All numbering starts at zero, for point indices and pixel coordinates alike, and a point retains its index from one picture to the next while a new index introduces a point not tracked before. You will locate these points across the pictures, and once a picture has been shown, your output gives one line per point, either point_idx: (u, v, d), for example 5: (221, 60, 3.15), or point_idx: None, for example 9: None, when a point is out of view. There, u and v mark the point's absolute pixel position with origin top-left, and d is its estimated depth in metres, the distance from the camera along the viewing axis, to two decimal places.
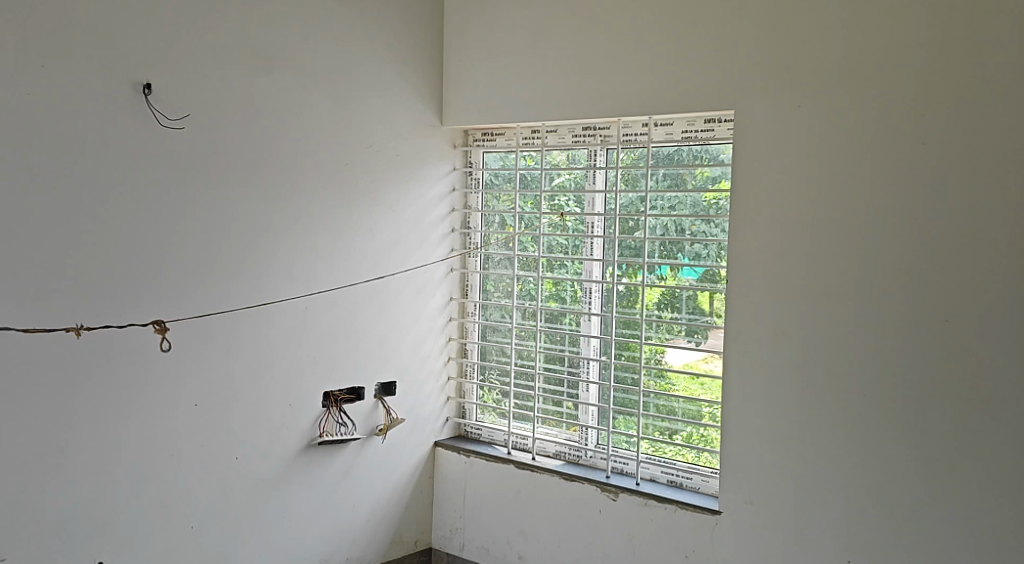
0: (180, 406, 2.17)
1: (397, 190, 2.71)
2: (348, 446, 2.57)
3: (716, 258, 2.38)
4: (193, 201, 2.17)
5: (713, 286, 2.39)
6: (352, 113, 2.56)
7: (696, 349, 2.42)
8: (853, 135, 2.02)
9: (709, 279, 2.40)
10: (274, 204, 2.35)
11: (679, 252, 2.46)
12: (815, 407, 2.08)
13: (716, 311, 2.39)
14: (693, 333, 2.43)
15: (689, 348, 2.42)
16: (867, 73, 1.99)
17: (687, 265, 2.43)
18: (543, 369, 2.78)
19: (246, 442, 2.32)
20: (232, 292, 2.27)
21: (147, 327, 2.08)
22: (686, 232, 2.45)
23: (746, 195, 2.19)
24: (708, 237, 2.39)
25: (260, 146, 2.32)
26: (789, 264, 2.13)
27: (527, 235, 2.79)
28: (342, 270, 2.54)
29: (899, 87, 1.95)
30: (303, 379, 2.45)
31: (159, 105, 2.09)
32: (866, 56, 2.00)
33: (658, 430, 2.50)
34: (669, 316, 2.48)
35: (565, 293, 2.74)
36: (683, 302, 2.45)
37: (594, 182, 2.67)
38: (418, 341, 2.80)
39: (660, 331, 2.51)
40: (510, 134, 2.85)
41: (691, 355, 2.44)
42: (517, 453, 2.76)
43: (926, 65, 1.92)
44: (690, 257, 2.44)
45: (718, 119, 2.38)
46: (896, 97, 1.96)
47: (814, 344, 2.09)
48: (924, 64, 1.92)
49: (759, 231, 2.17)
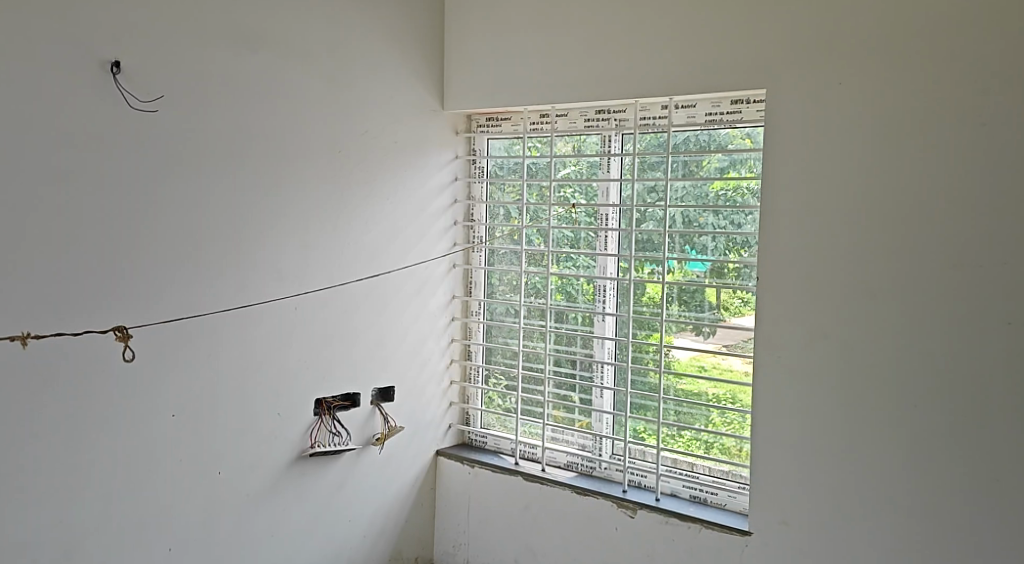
0: (157, 417, 1.98)
1: (396, 180, 2.51)
2: (343, 458, 2.38)
3: (723, 251, 2.20)
4: (169, 192, 1.98)
5: (722, 281, 2.20)
6: (345, 96, 2.36)
7: (704, 342, 2.24)
8: (900, 116, 1.81)
9: (716, 274, 2.22)
10: (259, 197, 2.16)
11: (688, 244, 2.26)
12: (856, 418, 1.89)
13: (723, 304, 2.20)
14: (699, 327, 2.24)
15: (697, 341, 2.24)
16: (917, 46, 1.78)
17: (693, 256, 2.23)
18: (553, 372, 2.57)
19: (231, 455, 2.13)
20: (215, 292, 2.07)
21: (109, 334, 1.88)
22: (694, 224, 2.25)
23: (780, 184, 1.99)
24: (718, 229, 2.20)
25: (244, 132, 2.12)
26: (827, 260, 1.92)
27: (534, 228, 2.58)
28: (336, 267, 2.34)
29: (955, 63, 1.74)
30: (293, 386, 2.26)
31: (129, 85, 1.90)
32: (914, 26, 1.78)
33: (679, 439, 2.29)
34: (677, 311, 2.29)
35: (574, 288, 2.52)
36: (690, 297, 2.26)
37: (609, 170, 2.46)
38: (418, 343, 2.61)
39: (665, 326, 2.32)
40: (517, 119, 2.65)
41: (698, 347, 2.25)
42: (525, 463, 2.56)
43: (986, 36, 1.70)
44: (699, 250, 2.24)
45: (746, 100, 2.16)
46: (951, 75, 1.74)
47: (855, 348, 1.89)
48: (984, 36, 1.70)
49: (793, 223, 1.97)
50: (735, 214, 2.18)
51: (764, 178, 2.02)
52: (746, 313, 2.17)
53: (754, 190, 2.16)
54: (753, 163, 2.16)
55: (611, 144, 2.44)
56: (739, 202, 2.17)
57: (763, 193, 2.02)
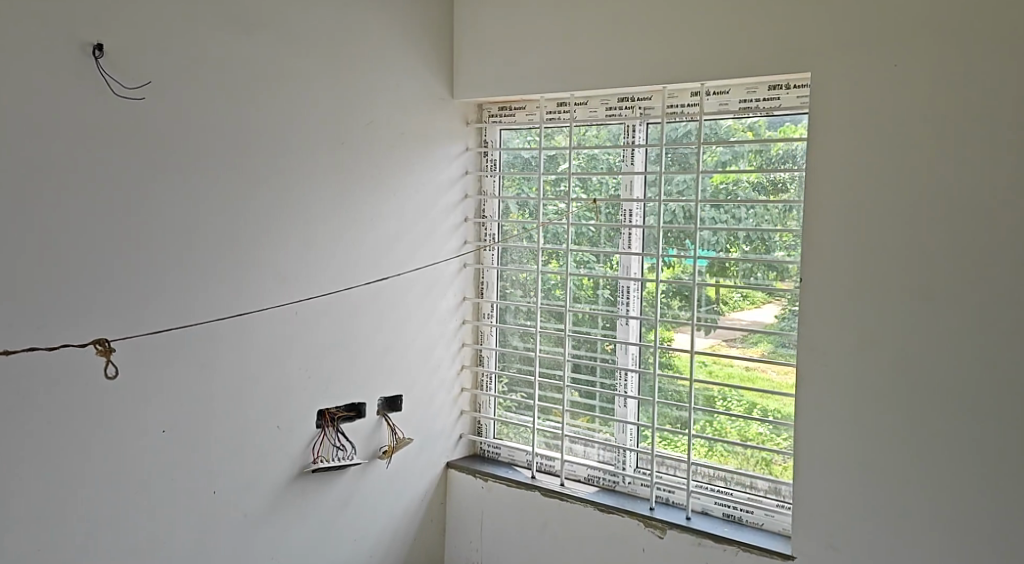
0: (146, 434, 1.81)
1: (403, 175, 2.34)
2: (347, 473, 2.22)
3: (723, 247, 2.12)
4: (157, 188, 1.81)
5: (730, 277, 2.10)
6: (347, 84, 2.19)
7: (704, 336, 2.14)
8: (922, 111, 1.69)
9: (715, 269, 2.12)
10: (255, 193, 1.99)
11: (687, 240, 2.18)
12: (911, 433, 1.73)
13: (722, 299, 2.11)
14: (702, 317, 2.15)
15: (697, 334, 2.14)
16: (958, 28, 1.64)
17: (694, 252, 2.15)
18: (572, 380, 2.41)
19: (227, 474, 1.96)
20: (209, 298, 1.91)
21: (88, 348, 1.71)
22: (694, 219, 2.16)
23: (826, 177, 1.82)
24: (719, 223, 2.11)
25: (237, 122, 1.95)
26: (877, 260, 1.76)
27: (553, 226, 2.42)
28: (339, 269, 2.18)
29: (988, 52, 1.61)
30: (294, 397, 2.09)
31: (111, 71, 1.72)
32: (940, 3, 1.66)
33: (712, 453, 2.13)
34: (681, 310, 2.19)
35: (596, 290, 2.36)
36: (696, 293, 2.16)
37: (633, 163, 2.29)
38: (427, 348, 2.44)
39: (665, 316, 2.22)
40: (532, 108, 2.49)
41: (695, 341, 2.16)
42: (542, 477, 2.40)
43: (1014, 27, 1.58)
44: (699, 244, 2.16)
45: (786, 85, 1.99)
46: (984, 64, 1.61)
47: (910, 357, 1.72)
48: (1014, 26, 1.58)
49: (841, 221, 1.80)
50: (734, 208, 2.09)
51: (807, 172, 1.85)
52: (745, 308, 2.07)
53: (755, 182, 2.05)
54: (756, 154, 2.06)
55: (635, 134, 2.27)
56: (738, 196, 2.08)
57: (806, 189, 1.85)
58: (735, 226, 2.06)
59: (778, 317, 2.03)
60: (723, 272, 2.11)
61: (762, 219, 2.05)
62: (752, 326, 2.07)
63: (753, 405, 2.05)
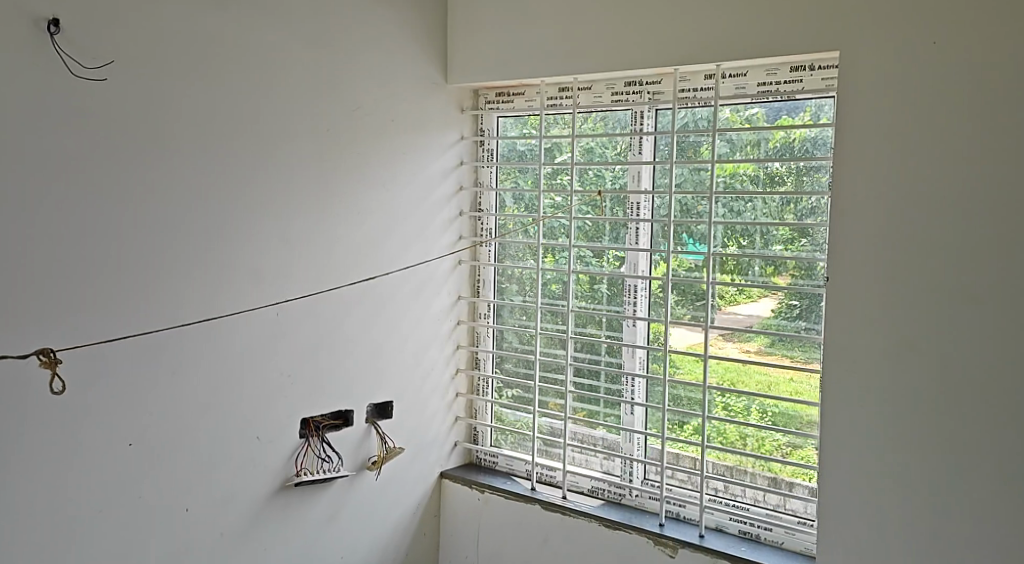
0: (110, 447, 1.65)
1: (393, 166, 2.18)
2: (334, 486, 2.06)
3: (723, 240, 1.99)
4: (121, 177, 1.64)
5: (745, 278, 1.96)
6: (330, 67, 2.03)
7: (698, 328, 2.01)
8: (963, 92, 1.52)
9: (722, 270, 1.99)
10: (230, 184, 1.83)
11: (687, 234, 2.04)
12: (948, 447, 1.57)
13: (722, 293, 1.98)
14: (699, 310, 2.03)
15: (692, 326, 2.02)
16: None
17: (691, 244, 2.02)
18: (574, 384, 2.26)
19: (201, 490, 1.81)
20: (179, 298, 1.75)
21: (31, 359, 1.53)
22: (693, 212, 2.04)
23: (856, 165, 1.66)
24: (732, 219, 1.96)
25: (210, 106, 1.79)
26: (912, 257, 1.60)
27: (555, 220, 2.27)
28: (323, 267, 2.02)
29: None
30: (274, 406, 1.94)
31: (69, 48, 1.56)
32: None
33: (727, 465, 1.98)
34: (687, 313, 2.05)
35: (601, 289, 2.20)
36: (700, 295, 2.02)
37: (641, 152, 2.13)
38: (419, 351, 2.29)
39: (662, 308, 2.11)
40: (531, 94, 2.33)
41: (691, 335, 2.03)
42: (543, 488, 2.25)
43: None
44: (697, 238, 2.02)
45: (809, 67, 1.82)
46: None
47: (946, 364, 1.57)
48: None
49: (872, 213, 1.64)
50: (735, 201, 1.96)
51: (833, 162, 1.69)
52: (741, 301, 1.96)
53: (754, 174, 1.94)
54: (753, 146, 1.93)
55: (643, 121, 2.12)
56: (739, 189, 1.96)
57: (831, 180, 1.69)
58: (748, 221, 1.92)
59: (776, 311, 1.92)
60: (737, 271, 1.96)
61: (761, 212, 1.92)
62: (749, 319, 1.95)
63: (773, 417, 1.91)
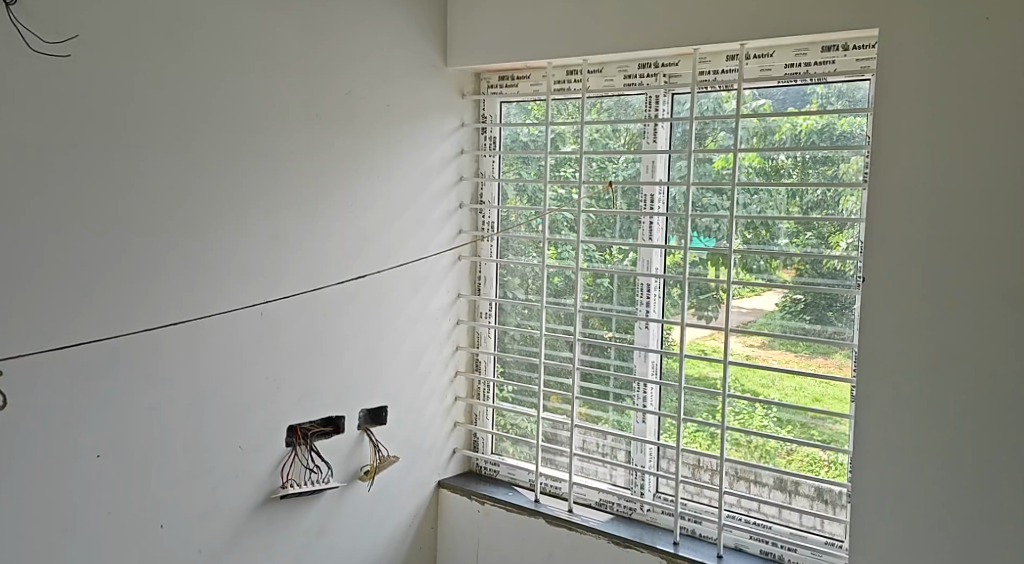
0: (75, 458, 1.51)
1: (389, 155, 2.03)
2: (322, 498, 1.92)
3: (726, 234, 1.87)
4: (88, 162, 1.49)
5: (767, 280, 1.81)
6: (321, 46, 1.87)
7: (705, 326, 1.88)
8: (1018, 75, 1.37)
9: (742, 269, 1.85)
10: (209, 171, 1.67)
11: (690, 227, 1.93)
12: (996, 467, 1.42)
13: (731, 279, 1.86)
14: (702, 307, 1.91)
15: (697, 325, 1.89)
16: None
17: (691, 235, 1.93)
18: (582, 389, 2.11)
19: (177, 504, 1.66)
20: (152, 296, 1.60)
21: None
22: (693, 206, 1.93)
23: (897, 155, 1.50)
24: (754, 213, 1.81)
25: (187, 85, 1.63)
26: (951, 256, 1.45)
27: (562, 213, 2.12)
28: (313, 262, 1.88)
29: None
30: (259, 412, 1.79)
31: (28, 20, 1.41)
32: None
33: (750, 481, 1.83)
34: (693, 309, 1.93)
35: (611, 288, 2.06)
36: (705, 294, 1.90)
37: (656, 140, 1.97)
38: (416, 352, 2.15)
39: (674, 305, 1.96)
40: (537, 77, 2.18)
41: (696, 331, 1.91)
42: (547, 500, 2.11)
43: None
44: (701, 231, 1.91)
45: (843, 46, 1.67)
46: None
47: (994, 375, 1.42)
48: None
49: (908, 207, 1.49)
50: (744, 193, 1.84)
51: (871, 153, 1.53)
52: (746, 295, 1.83)
53: (758, 166, 1.82)
54: (760, 137, 1.81)
55: (659, 106, 1.96)
56: (754, 179, 1.82)
57: (869, 173, 1.53)
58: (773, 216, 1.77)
59: (780, 307, 1.80)
60: (743, 267, 1.85)
61: (768, 205, 1.81)
62: (751, 312, 1.84)
63: (799, 429, 1.77)
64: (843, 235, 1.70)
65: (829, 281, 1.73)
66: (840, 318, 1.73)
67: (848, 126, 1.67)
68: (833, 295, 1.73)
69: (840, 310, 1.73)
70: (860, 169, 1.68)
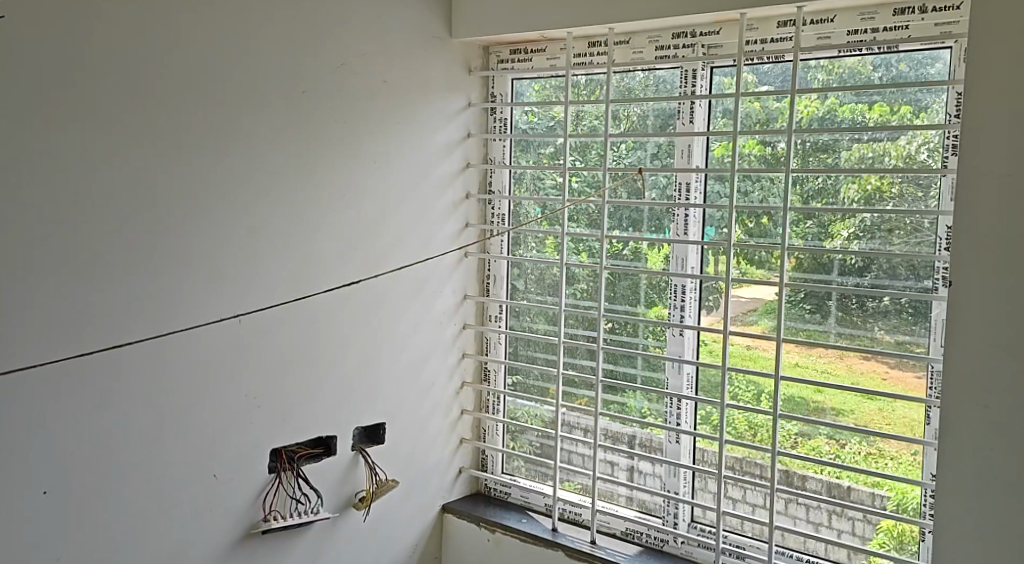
0: (18, 496, 1.28)
1: (386, 139, 1.80)
2: (312, 530, 1.70)
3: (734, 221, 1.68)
4: (29, 146, 1.25)
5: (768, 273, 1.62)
6: (308, 12, 1.63)
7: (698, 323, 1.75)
8: None
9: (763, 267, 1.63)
10: (175, 156, 1.43)
11: (715, 221, 1.72)
12: None
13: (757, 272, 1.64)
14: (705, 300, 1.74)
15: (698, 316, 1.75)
16: None
17: (708, 225, 1.73)
18: (604, 402, 1.89)
19: (142, 544, 1.44)
20: (109, 305, 1.36)
21: None
22: (708, 193, 1.74)
23: (993, 139, 1.21)
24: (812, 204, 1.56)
25: (149, 55, 1.39)
26: (994, 261, 1.22)
27: (589, 203, 1.88)
28: (299, 262, 1.64)
29: None
30: (237, 435, 1.56)
31: None
32: None
33: (809, 516, 1.59)
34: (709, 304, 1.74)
35: (641, 291, 1.83)
36: (714, 293, 1.73)
37: (693, 120, 1.73)
38: (418, 361, 1.91)
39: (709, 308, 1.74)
40: (554, 50, 1.93)
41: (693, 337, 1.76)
42: (566, 529, 1.88)
43: None
44: (714, 225, 1.73)
45: (923, 7, 1.42)
46: None
47: None
48: None
49: (999, 204, 1.21)
50: (740, 180, 1.66)
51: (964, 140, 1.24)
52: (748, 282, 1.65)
53: (759, 153, 1.63)
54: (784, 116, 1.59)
55: (695, 81, 1.72)
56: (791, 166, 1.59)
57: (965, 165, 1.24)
58: (828, 214, 1.54)
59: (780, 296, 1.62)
60: (749, 260, 1.65)
61: (769, 193, 1.63)
62: (750, 300, 1.66)
63: (856, 457, 1.53)
64: (843, 224, 1.53)
65: (835, 274, 1.55)
66: (853, 316, 1.53)
67: (847, 112, 1.52)
68: (828, 294, 1.56)
69: (841, 302, 1.55)
70: (860, 157, 1.51)
